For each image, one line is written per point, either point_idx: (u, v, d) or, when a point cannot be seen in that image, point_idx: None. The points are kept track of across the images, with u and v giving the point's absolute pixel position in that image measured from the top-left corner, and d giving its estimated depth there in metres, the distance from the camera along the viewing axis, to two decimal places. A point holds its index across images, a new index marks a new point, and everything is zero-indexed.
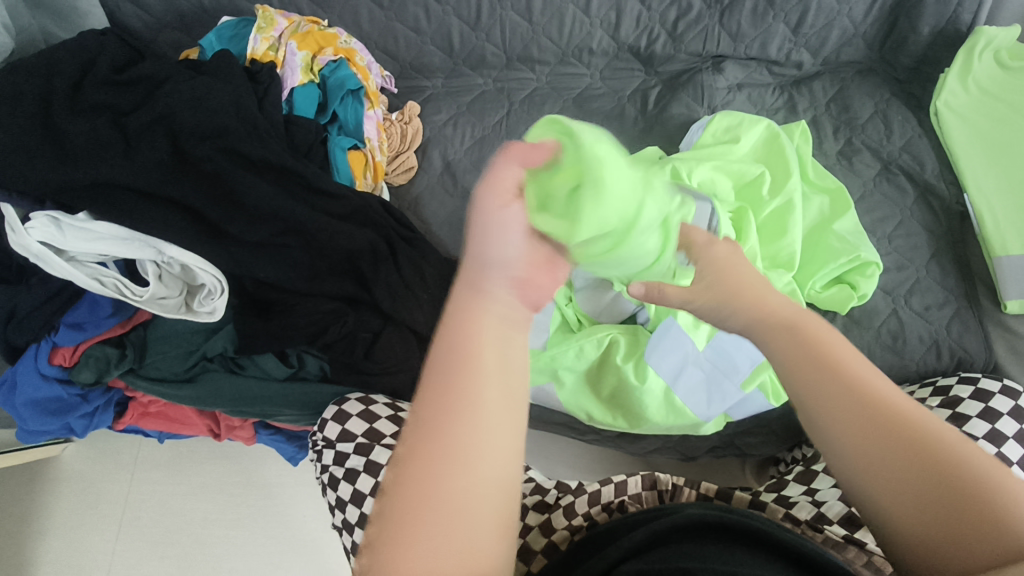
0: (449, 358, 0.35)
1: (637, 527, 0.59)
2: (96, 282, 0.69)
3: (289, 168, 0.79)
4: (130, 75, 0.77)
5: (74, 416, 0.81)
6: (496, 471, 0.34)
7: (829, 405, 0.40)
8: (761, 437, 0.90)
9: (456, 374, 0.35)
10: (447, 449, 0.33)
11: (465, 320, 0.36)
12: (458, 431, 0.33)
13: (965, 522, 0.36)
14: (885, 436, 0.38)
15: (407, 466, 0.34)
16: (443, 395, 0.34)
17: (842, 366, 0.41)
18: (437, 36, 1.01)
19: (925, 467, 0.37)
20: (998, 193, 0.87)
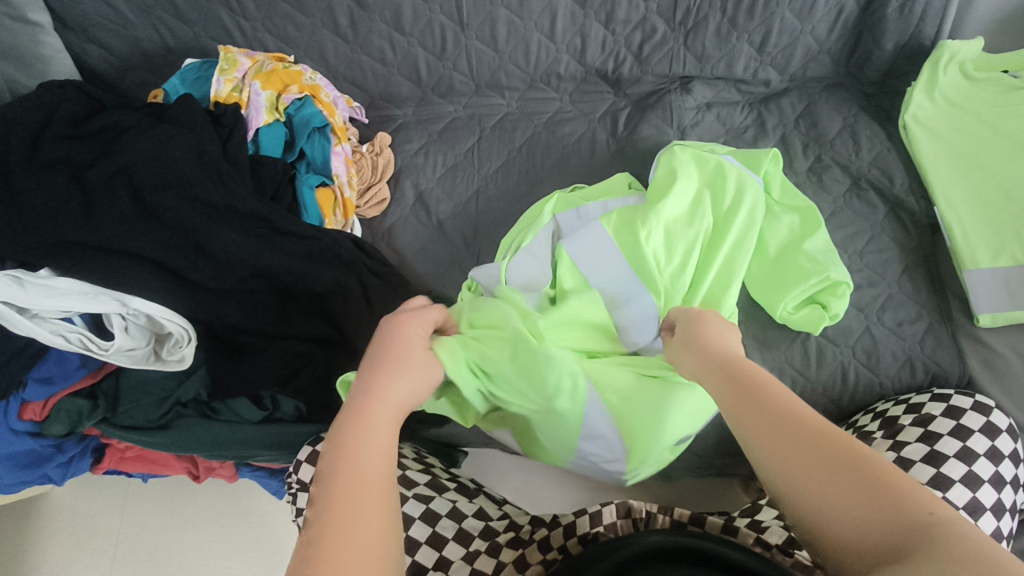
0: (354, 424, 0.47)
1: (598, 557, 0.60)
2: (60, 338, 0.70)
3: (256, 214, 0.79)
4: (89, 129, 0.78)
5: (50, 466, 0.81)
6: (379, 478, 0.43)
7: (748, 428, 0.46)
8: (741, 456, 0.90)
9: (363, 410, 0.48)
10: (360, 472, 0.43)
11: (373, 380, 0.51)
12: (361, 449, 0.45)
13: (883, 516, 0.38)
14: (799, 446, 0.43)
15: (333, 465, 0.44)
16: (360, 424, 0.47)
17: (767, 392, 0.48)
18: (404, 66, 1.00)
19: (837, 468, 0.41)
20: (967, 205, 0.87)
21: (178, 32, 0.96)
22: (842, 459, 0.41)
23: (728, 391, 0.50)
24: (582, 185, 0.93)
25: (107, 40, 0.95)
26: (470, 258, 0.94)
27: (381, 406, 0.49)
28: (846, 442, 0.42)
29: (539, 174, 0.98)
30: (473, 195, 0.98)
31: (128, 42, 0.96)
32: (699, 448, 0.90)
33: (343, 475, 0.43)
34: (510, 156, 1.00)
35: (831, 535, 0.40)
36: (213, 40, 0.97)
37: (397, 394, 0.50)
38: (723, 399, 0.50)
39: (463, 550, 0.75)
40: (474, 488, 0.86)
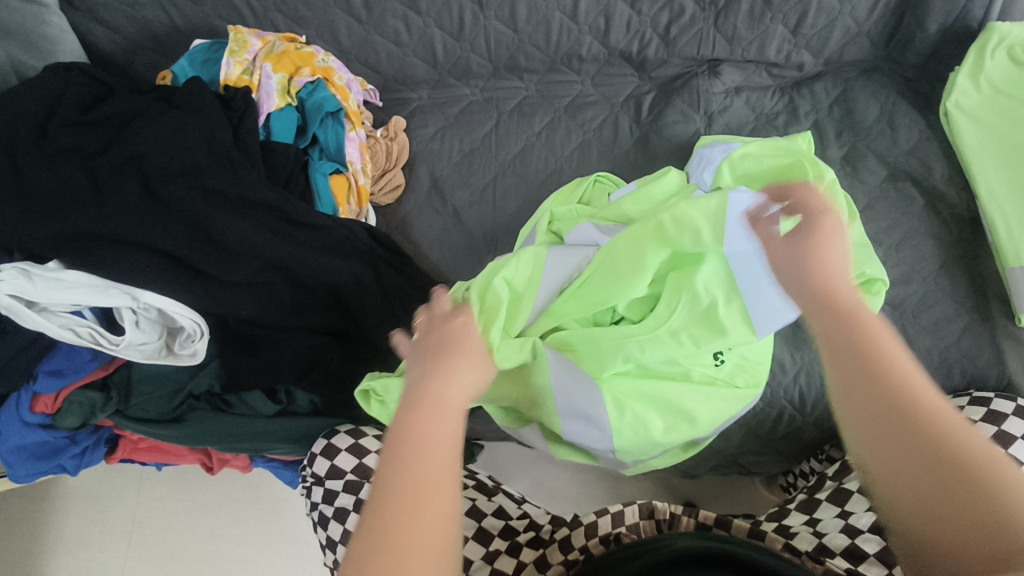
0: (421, 417, 0.48)
1: (621, 564, 0.58)
2: (70, 332, 0.68)
3: (269, 204, 0.77)
4: (96, 115, 0.75)
5: (64, 458, 0.80)
6: (442, 526, 0.43)
7: (856, 408, 0.48)
8: (765, 457, 0.87)
9: (419, 429, 0.47)
10: (423, 477, 0.45)
11: (435, 396, 0.49)
12: (432, 470, 0.45)
13: (968, 523, 0.42)
14: (908, 442, 0.45)
15: (384, 500, 0.44)
16: (426, 446, 0.46)
17: (883, 374, 0.48)
18: (420, 48, 0.97)
19: (939, 471, 0.44)
20: (1011, 198, 0.82)
21: (185, 11, 0.92)
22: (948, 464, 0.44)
23: (840, 344, 0.51)
24: (610, 174, 0.90)
25: (114, 20, 0.92)
26: (488, 250, 0.91)
27: (438, 415, 0.48)
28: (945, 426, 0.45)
29: (559, 161, 0.95)
30: (490, 182, 0.95)
31: (135, 21, 0.92)
32: (722, 446, 0.87)
33: (402, 499, 0.43)
34: (529, 142, 0.96)
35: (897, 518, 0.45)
36: (221, 19, 0.94)
37: (461, 378, 0.51)
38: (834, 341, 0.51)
39: (482, 550, 0.74)
40: (492, 485, 0.84)
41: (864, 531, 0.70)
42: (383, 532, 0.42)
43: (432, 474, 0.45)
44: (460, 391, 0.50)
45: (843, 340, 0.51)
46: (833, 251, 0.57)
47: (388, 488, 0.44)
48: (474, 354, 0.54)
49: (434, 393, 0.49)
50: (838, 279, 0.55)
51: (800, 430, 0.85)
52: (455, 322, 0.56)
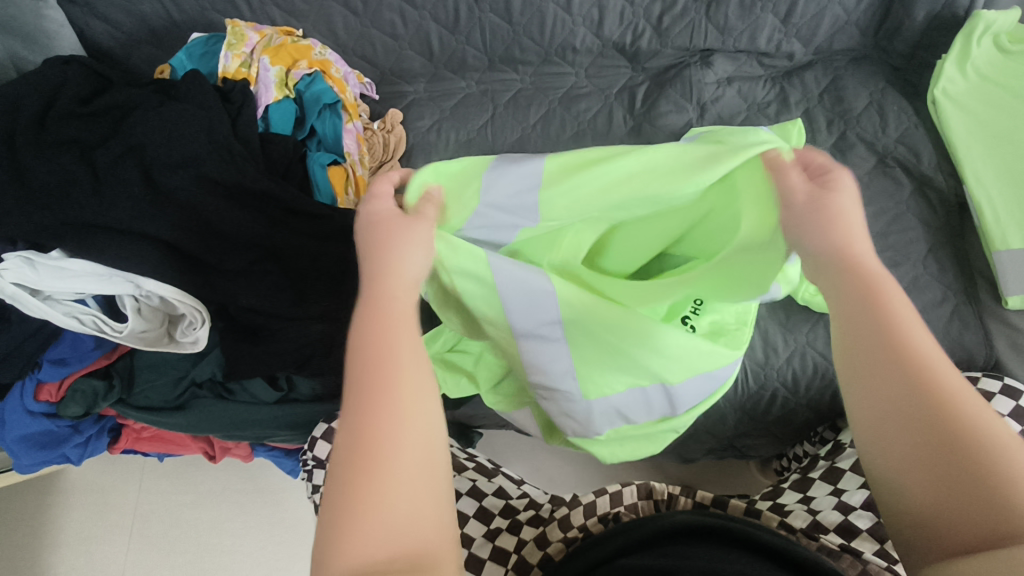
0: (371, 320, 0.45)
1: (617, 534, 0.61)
2: (74, 320, 0.70)
3: (268, 193, 0.78)
4: (95, 107, 0.76)
5: (67, 447, 0.81)
6: (415, 443, 0.40)
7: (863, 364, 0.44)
8: (758, 439, 0.90)
9: (374, 342, 0.43)
10: (386, 388, 0.41)
11: (383, 312, 0.45)
12: (398, 386, 0.42)
13: (949, 477, 0.39)
14: (899, 390, 0.42)
15: (358, 423, 0.40)
16: (384, 351, 0.43)
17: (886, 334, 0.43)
18: (415, 40, 0.98)
19: (926, 418, 0.41)
20: (997, 183, 0.84)
21: (184, 5, 0.93)
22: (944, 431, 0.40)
23: (850, 306, 0.45)
24: None
25: (113, 15, 0.93)
26: None
27: (394, 325, 0.45)
28: (946, 392, 0.41)
29: (554, 152, 0.96)
30: None
31: (133, 16, 0.93)
32: (718, 430, 0.88)
33: (368, 430, 0.40)
34: (524, 133, 0.98)
35: (874, 459, 0.43)
36: (219, 13, 0.95)
37: (405, 274, 0.48)
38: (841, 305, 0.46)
39: (482, 528, 0.76)
40: (492, 468, 0.85)
41: (857, 507, 0.71)
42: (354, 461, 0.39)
43: (405, 375, 0.42)
44: (402, 282, 0.48)
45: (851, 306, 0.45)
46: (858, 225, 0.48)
47: (350, 421, 0.41)
48: (414, 238, 0.51)
49: (383, 308, 0.45)
50: (856, 243, 0.47)
51: (794, 413, 0.86)
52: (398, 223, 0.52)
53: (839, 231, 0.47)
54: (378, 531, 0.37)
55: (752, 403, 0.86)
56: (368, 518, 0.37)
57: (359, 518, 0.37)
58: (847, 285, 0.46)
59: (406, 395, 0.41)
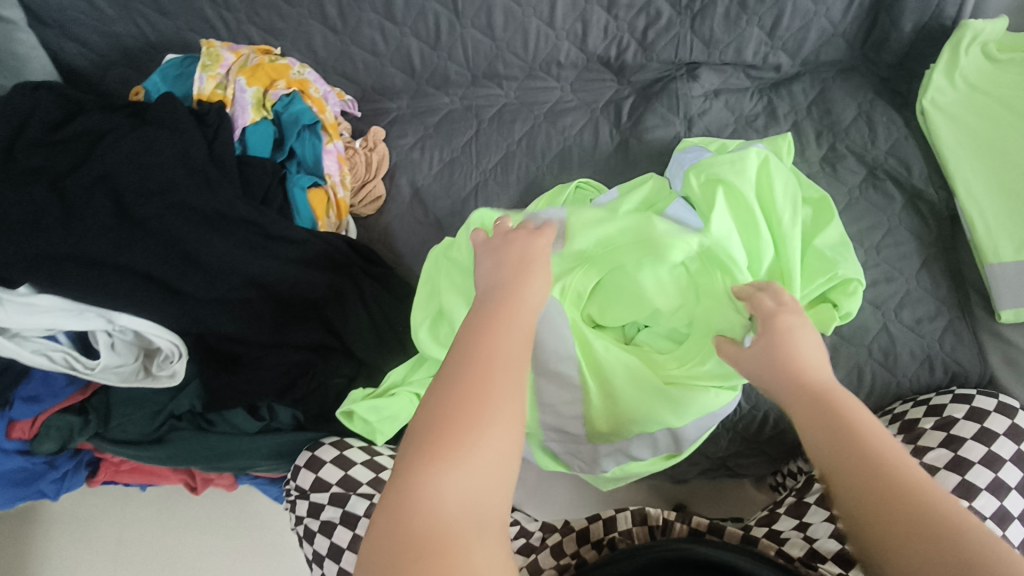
0: (502, 299, 0.48)
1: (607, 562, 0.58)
2: (44, 357, 0.68)
3: (246, 219, 0.76)
4: (65, 134, 0.74)
5: (43, 483, 0.79)
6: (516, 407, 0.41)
7: (821, 452, 0.44)
8: (752, 459, 0.88)
9: (500, 311, 0.47)
10: (501, 342, 0.44)
11: (515, 295, 0.49)
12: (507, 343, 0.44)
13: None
14: (869, 495, 0.40)
15: (473, 353, 0.43)
16: (513, 318, 0.46)
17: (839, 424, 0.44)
18: (396, 57, 0.96)
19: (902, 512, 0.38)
20: (987, 194, 0.83)
21: (158, 26, 0.91)
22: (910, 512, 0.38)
23: (806, 417, 0.46)
24: (593, 181, 0.90)
25: (85, 36, 0.90)
26: None
27: (523, 309, 0.48)
28: (914, 486, 0.39)
29: (540, 168, 0.95)
30: (472, 191, 0.94)
31: (106, 36, 0.91)
32: (710, 449, 0.87)
33: (478, 364, 0.42)
34: (509, 150, 0.96)
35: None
36: (195, 32, 0.93)
37: (535, 300, 0.49)
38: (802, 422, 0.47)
39: None
40: None
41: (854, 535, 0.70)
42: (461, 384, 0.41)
43: (503, 383, 0.41)
44: (541, 298, 0.50)
45: (803, 404, 0.47)
46: (804, 344, 0.52)
47: (461, 356, 0.43)
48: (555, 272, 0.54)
49: (514, 291, 0.49)
50: (801, 361, 0.50)
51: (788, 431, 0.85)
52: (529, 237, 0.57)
53: (784, 353, 0.51)
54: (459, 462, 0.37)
55: (745, 422, 0.85)
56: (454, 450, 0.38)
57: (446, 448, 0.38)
58: (802, 388, 0.48)
59: (517, 354, 0.43)
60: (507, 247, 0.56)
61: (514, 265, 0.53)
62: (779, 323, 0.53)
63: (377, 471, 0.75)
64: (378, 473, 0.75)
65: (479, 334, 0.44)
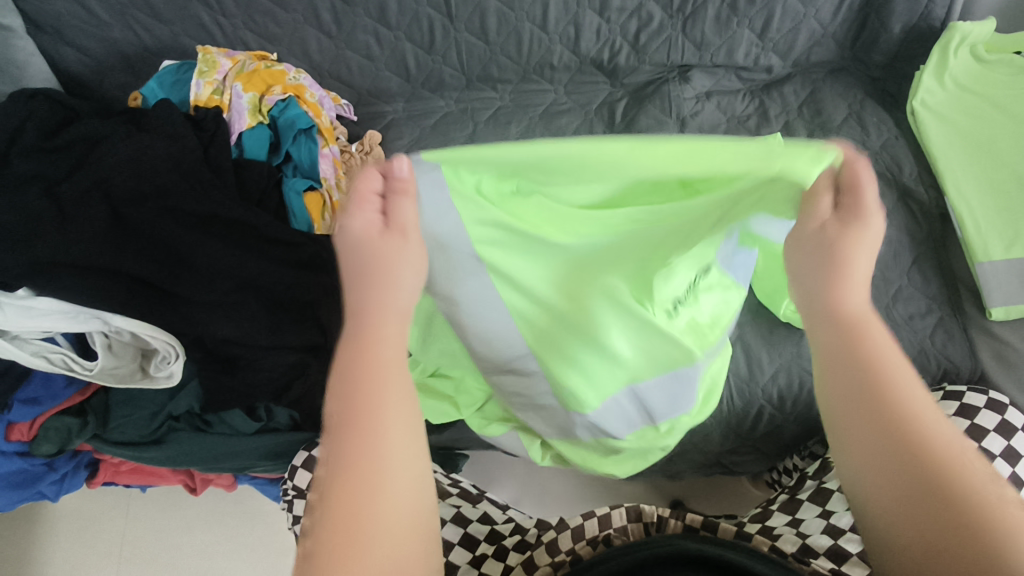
0: (351, 348, 0.43)
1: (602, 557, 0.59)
2: (43, 359, 0.68)
3: (241, 221, 0.77)
4: (59, 142, 0.75)
5: (43, 484, 0.80)
6: (406, 481, 0.39)
7: (836, 392, 0.44)
8: (747, 455, 0.88)
9: (356, 372, 0.42)
10: (369, 419, 0.40)
11: (365, 338, 0.43)
12: (378, 415, 0.40)
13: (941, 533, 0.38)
14: (881, 438, 0.41)
15: (341, 454, 0.39)
16: (371, 380, 0.41)
17: (871, 377, 0.43)
18: (391, 61, 0.97)
19: (911, 464, 0.40)
20: (978, 193, 0.84)
21: (155, 32, 0.92)
22: (934, 478, 0.39)
23: (833, 350, 0.45)
24: None
25: (83, 43, 0.91)
26: None
27: (379, 353, 0.43)
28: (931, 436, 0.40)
29: None
30: None
31: (104, 43, 0.92)
32: (704, 446, 0.87)
33: (353, 465, 0.38)
34: None
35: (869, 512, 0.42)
36: (191, 38, 0.94)
37: (400, 310, 0.45)
38: (827, 355, 0.46)
39: (469, 555, 0.76)
40: (477, 493, 0.85)
41: (847, 531, 0.71)
42: (341, 492, 0.38)
43: (386, 441, 0.39)
44: (397, 317, 0.45)
45: (832, 332, 0.45)
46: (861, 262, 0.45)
47: (331, 461, 0.39)
48: (408, 263, 0.46)
49: (367, 332, 0.44)
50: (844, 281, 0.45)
51: (781, 427, 0.86)
52: (366, 215, 0.46)
53: (825, 278, 0.45)
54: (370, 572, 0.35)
55: (740, 419, 0.85)
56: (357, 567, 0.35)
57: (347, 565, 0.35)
58: (833, 317, 0.45)
59: (390, 420, 0.40)
60: (374, 220, 0.47)
61: (357, 277, 0.46)
62: (848, 231, 0.44)
63: None
64: None
65: (347, 396, 0.41)
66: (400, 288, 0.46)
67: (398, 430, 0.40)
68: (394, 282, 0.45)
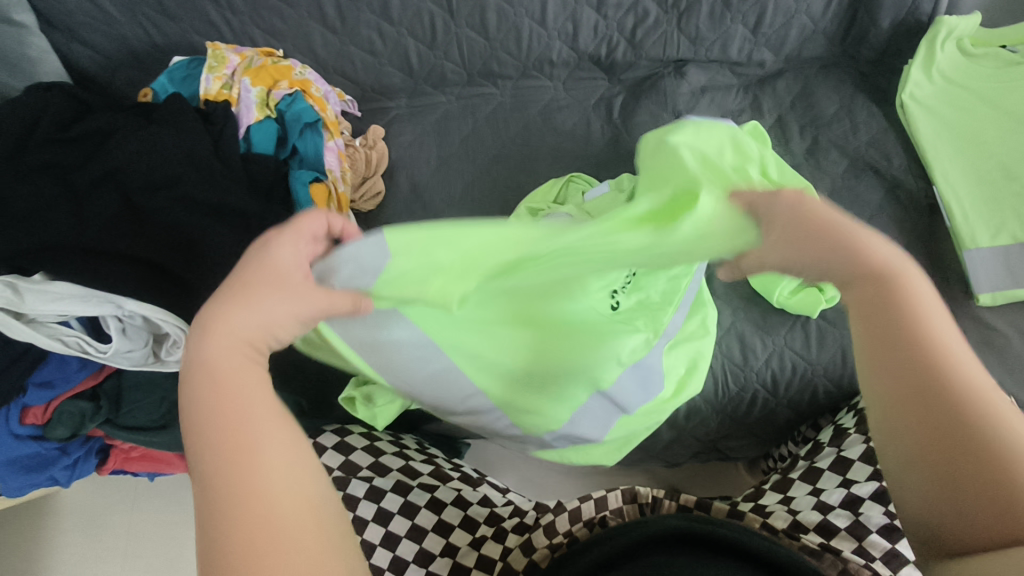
0: (204, 377, 0.41)
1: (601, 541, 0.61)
2: (58, 342, 0.70)
3: (251, 213, 0.79)
4: (75, 132, 0.78)
5: (55, 469, 0.81)
6: (297, 494, 0.39)
7: (874, 343, 0.45)
8: (741, 440, 0.91)
9: (207, 406, 0.41)
10: (240, 445, 0.40)
11: (208, 370, 0.41)
12: (251, 438, 0.40)
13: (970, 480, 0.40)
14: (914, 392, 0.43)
15: (218, 485, 0.39)
16: (232, 410, 0.41)
17: (911, 326, 0.44)
18: (394, 57, 0.99)
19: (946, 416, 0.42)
20: (965, 182, 0.87)
21: (164, 29, 0.95)
22: (958, 419, 0.41)
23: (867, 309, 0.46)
24: (580, 173, 0.93)
25: (94, 40, 0.94)
26: None
27: (229, 378, 0.41)
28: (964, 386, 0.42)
29: (533, 163, 0.98)
30: (468, 186, 0.97)
31: (115, 40, 0.95)
32: (700, 432, 0.89)
33: (230, 498, 0.38)
34: (504, 146, 0.99)
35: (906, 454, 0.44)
36: (199, 35, 0.96)
37: (266, 325, 0.43)
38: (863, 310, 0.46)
39: (469, 537, 0.76)
40: (477, 477, 0.87)
41: (835, 507, 0.72)
42: (223, 525, 0.38)
43: (262, 467, 0.39)
44: (255, 329, 0.43)
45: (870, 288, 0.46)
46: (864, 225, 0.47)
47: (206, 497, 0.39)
48: (271, 294, 0.43)
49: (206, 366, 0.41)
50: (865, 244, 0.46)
51: (775, 413, 0.88)
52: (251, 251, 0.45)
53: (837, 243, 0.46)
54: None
55: (736, 407, 0.88)
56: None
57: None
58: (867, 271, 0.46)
59: (266, 440, 0.40)
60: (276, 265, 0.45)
61: (223, 295, 0.43)
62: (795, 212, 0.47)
63: (376, 456, 0.82)
64: (378, 457, 0.82)
65: (211, 429, 0.40)
66: (278, 312, 0.43)
67: (276, 449, 0.40)
68: (256, 303, 0.43)
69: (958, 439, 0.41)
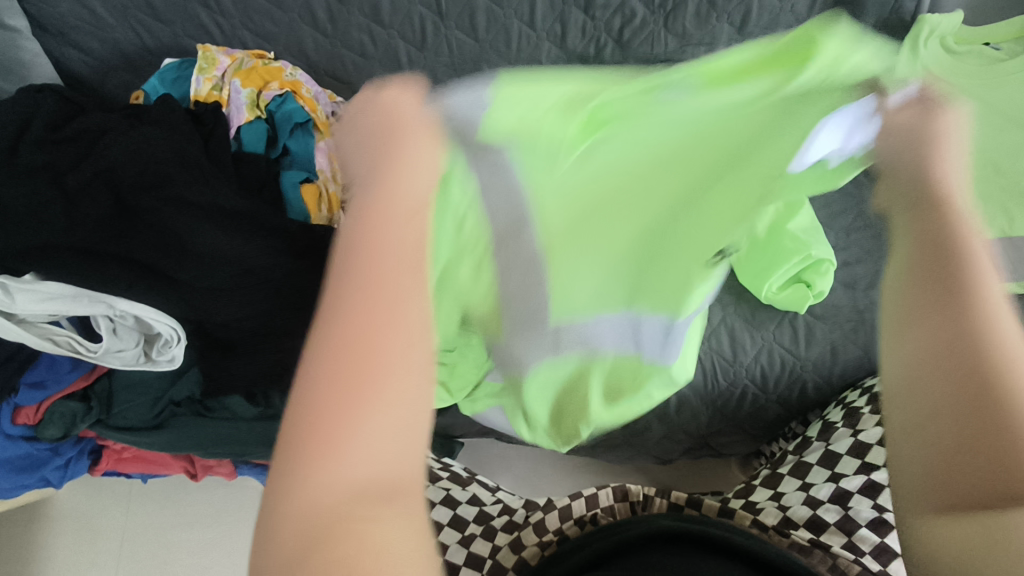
0: (367, 206, 0.36)
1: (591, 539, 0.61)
2: (49, 342, 0.72)
3: (244, 212, 0.79)
4: (67, 132, 0.78)
5: (48, 469, 0.82)
6: (409, 380, 0.31)
7: (913, 273, 0.45)
8: (731, 437, 0.92)
9: (363, 234, 0.35)
10: (380, 283, 0.33)
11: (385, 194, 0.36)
12: (388, 296, 0.33)
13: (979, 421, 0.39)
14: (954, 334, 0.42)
15: (340, 313, 0.32)
16: (383, 242, 0.35)
17: (962, 283, 0.43)
18: (385, 59, 1.00)
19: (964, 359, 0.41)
20: None
21: (155, 32, 0.95)
22: (983, 382, 0.40)
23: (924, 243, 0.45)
24: None
25: (86, 43, 0.95)
26: None
27: (393, 215, 0.36)
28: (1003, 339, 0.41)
29: None
30: None
31: (106, 42, 0.95)
32: (691, 427, 0.90)
33: (346, 342, 0.31)
34: None
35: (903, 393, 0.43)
36: (190, 38, 0.97)
37: (419, 186, 0.38)
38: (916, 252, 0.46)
39: (458, 535, 0.77)
40: (467, 477, 0.88)
41: (825, 501, 0.73)
42: (331, 373, 0.30)
43: (397, 327, 0.32)
44: (419, 180, 0.38)
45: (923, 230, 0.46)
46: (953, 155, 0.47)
47: (318, 341, 0.32)
48: (428, 142, 0.40)
49: (386, 192, 0.36)
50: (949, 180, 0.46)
51: (764, 408, 0.89)
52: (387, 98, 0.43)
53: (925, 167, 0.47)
54: (351, 471, 0.29)
55: (725, 402, 0.89)
56: (329, 464, 0.29)
57: (324, 456, 0.29)
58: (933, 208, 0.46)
59: (401, 297, 0.33)
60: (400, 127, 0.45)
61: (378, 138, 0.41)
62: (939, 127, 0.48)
63: None
64: None
65: (353, 252, 0.34)
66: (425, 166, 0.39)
67: (415, 322, 0.33)
68: (413, 155, 0.39)
69: (976, 376, 0.40)
